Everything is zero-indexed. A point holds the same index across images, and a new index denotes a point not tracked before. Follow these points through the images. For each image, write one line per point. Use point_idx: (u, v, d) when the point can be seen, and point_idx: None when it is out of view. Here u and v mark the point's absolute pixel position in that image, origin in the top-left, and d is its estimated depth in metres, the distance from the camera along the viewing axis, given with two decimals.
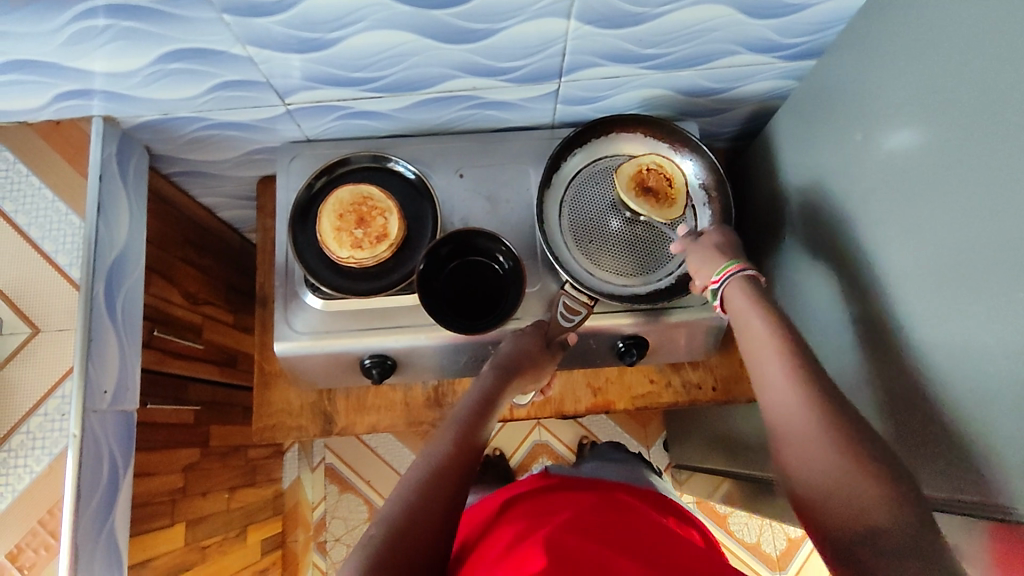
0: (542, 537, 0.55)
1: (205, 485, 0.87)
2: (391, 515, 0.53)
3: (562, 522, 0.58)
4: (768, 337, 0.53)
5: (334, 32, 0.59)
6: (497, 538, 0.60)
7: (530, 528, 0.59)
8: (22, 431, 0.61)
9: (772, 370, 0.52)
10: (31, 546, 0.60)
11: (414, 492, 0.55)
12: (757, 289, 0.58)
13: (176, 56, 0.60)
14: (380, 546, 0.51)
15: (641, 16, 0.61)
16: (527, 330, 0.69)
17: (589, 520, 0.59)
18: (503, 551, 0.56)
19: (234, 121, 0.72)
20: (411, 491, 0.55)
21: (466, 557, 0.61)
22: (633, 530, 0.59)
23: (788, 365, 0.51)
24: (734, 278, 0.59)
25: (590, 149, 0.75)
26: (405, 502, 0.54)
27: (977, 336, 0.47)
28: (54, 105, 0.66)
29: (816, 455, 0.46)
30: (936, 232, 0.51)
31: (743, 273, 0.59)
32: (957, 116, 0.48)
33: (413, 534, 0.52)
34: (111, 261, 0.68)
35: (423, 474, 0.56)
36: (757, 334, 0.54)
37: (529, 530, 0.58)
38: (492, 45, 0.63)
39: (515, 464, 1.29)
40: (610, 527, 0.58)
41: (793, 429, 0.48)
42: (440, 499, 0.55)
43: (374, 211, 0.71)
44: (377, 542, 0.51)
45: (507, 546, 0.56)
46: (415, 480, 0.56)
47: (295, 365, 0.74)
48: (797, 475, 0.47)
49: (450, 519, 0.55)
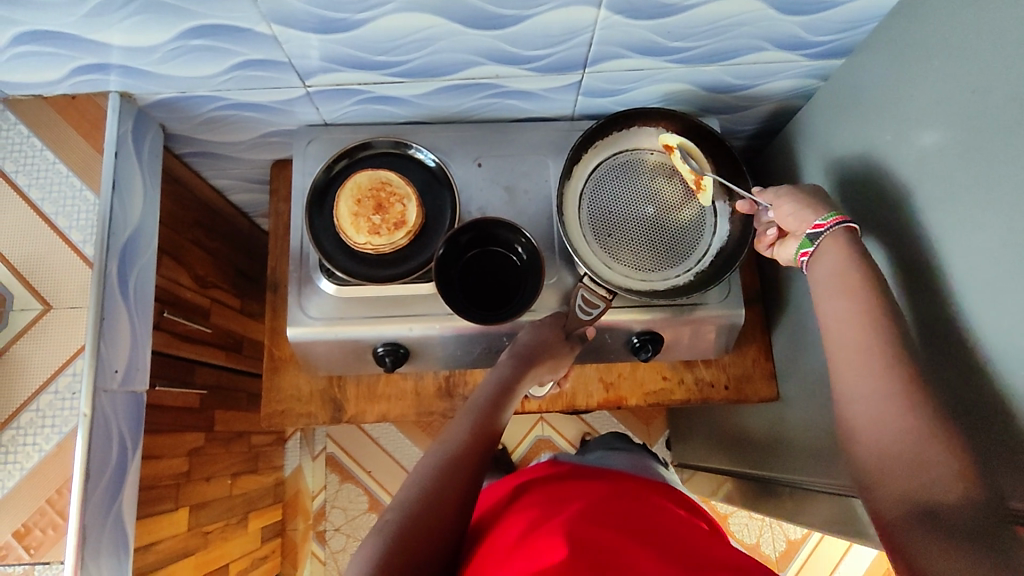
0: (560, 527, 0.54)
1: (208, 470, 0.86)
2: (407, 502, 0.53)
3: (579, 512, 0.58)
4: (838, 320, 0.52)
5: (361, 13, 0.58)
6: (512, 524, 0.60)
7: (545, 516, 0.58)
8: (31, 409, 0.60)
9: (840, 354, 0.51)
10: (38, 525, 0.59)
11: (432, 477, 0.54)
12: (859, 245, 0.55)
13: (199, 32, 0.59)
14: (394, 532, 0.50)
15: (671, 7, 0.60)
16: (546, 321, 0.69)
17: (609, 512, 0.58)
18: (519, 538, 0.55)
19: (253, 102, 0.71)
20: (427, 477, 0.54)
21: (482, 540, 0.61)
22: (653, 525, 0.58)
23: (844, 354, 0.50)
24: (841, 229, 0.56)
25: (612, 142, 0.75)
26: (423, 487, 0.54)
27: (1008, 338, 0.47)
28: (71, 79, 0.64)
29: (879, 435, 0.46)
30: (967, 235, 0.51)
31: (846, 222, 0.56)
32: (992, 117, 0.48)
33: (428, 521, 0.52)
34: (125, 239, 0.67)
35: (440, 461, 0.56)
36: (829, 317, 0.53)
37: (546, 519, 0.58)
38: (520, 32, 0.62)
39: (517, 459, 1.29)
40: (630, 521, 0.57)
41: (859, 407, 0.48)
42: (457, 486, 0.55)
43: (392, 198, 0.70)
44: (392, 528, 0.51)
45: (522, 533, 0.56)
46: (431, 467, 0.55)
47: (307, 350, 0.73)
48: (858, 452, 0.47)
49: (466, 508, 0.54)
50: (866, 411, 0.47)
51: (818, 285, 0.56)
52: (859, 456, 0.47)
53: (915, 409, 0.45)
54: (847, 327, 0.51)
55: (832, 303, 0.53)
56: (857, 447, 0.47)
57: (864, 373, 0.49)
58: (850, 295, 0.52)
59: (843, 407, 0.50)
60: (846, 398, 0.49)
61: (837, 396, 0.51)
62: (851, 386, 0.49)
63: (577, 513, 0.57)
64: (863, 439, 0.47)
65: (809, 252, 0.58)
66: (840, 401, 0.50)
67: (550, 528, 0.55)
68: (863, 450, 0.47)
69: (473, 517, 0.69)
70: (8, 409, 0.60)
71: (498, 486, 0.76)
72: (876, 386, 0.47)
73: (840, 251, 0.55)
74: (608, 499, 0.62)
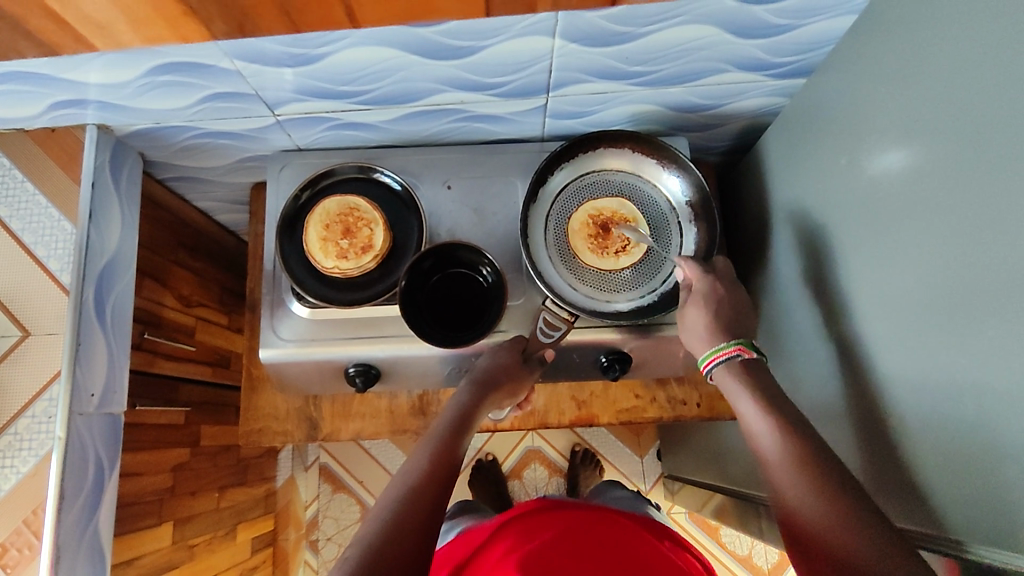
0: (526, 558, 0.61)
1: (194, 485, 0.88)
2: (367, 535, 0.52)
3: (546, 542, 0.64)
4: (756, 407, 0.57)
5: (322, 48, 0.59)
6: (490, 552, 0.66)
7: (518, 544, 0.65)
8: (10, 432, 0.64)
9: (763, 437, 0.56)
10: (15, 545, 0.63)
11: (392, 507, 0.54)
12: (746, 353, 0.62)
13: (166, 69, 0.60)
14: (354, 567, 0.49)
15: (627, 35, 0.61)
16: (505, 345, 0.70)
17: (574, 543, 0.64)
18: (493, 566, 0.63)
19: (225, 130, 0.73)
20: (390, 508, 0.54)
21: (466, 566, 0.67)
22: (615, 558, 0.63)
23: (773, 431, 0.55)
24: (722, 363, 0.63)
25: (576, 165, 0.76)
26: (383, 519, 0.53)
27: (957, 368, 0.47)
28: (50, 113, 0.66)
29: (821, 527, 0.48)
30: (919, 262, 0.51)
31: (733, 358, 0.62)
32: (939, 147, 0.48)
33: (390, 549, 0.50)
34: (103, 266, 0.70)
35: (399, 492, 0.56)
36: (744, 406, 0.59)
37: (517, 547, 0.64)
38: (478, 61, 0.63)
39: (506, 470, 1.30)
40: (595, 550, 0.63)
41: (792, 492, 0.51)
42: (418, 512, 0.54)
43: (360, 222, 0.72)
44: (354, 557, 0.50)
45: (497, 561, 0.63)
46: (392, 500, 0.55)
47: (281, 371, 0.75)
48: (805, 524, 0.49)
49: (431, 536, 0.54)
50: (803, 485, 0.51)
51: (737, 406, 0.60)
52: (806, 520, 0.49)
53: (838, 492, 0.49)
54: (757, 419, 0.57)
55: (751, 412, 0.58)
56: (805, 538, 0.49)
57: (789, 469, 0.52)
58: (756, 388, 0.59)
59: (782, 501, 0.52)
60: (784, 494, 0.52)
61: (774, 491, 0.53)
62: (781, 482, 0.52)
63: (545, 543, 0.64)
64: (808, 531, 0.49)
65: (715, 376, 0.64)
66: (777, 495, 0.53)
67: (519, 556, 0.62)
68: (810, 542, 0.49)
69: (458, 549, 0.73)
70: (5, 416, 0.65)
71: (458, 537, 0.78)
72: (799, 473, 0.51)
73: (731, 377, 0.61)
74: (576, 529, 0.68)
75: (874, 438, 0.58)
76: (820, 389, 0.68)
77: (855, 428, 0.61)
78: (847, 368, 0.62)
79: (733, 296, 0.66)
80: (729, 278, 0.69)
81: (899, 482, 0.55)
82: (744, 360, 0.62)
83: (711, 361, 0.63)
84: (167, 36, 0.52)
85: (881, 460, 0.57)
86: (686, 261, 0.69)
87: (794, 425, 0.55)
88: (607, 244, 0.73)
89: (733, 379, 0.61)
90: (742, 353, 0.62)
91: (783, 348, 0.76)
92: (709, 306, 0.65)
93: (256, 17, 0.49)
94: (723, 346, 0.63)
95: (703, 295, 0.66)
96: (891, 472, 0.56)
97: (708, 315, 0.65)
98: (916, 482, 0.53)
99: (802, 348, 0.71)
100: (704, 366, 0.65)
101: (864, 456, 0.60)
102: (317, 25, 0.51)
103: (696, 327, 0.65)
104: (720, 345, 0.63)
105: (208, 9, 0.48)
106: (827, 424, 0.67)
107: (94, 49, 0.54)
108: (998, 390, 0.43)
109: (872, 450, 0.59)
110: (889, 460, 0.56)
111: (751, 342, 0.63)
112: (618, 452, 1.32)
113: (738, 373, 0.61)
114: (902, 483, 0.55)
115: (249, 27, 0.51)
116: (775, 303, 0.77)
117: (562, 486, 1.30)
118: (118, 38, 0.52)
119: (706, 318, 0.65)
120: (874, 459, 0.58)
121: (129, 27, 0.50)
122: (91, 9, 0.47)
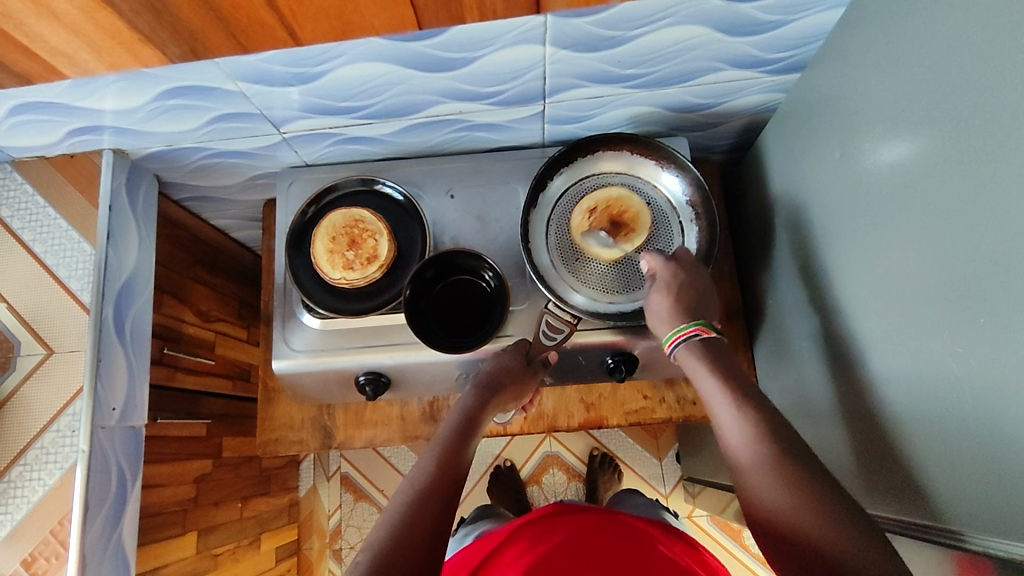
0: (547, 561, 0.62)
1: (217, 496, 0.91)
2: (377, 541, 0.52)
3: (563, 546, 0.64)
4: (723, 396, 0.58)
5: (319, 66, 0.61)
6: (505, 555, 0.66)
7: (535, 547, 0.65)
8: (36, 446, 0.66)
9: (730, 423, 0.56)
10: (43, 554, 0.64)
11: (403, 510, 0.54)
12: (716, 346, 0.63)
13: (175, 93, 0.63)
14: (369, 572, 0.49)
15: (616, 39, 0.62)
16: (508, 349, 0.71)
17: (586, 546, 0.64)
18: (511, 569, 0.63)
19: (235, 150, 0.76)
20: (402, 509, 0.54)
21: (481, 567, 0.67)
22: (628, 560, 0.63)
23: (741, 418, 0.56)
24: (682, 343, 0.64)
25: (575, 169, 0.77)
26: (397, 521, 0.53)
27: (952, 356, 0.46)
28: (68, 140, 0.70)
29: (807, 527, 0.47)
30: (911, 252, 0.51)
31: (700, 336, 0.63)
32: (925, 137, 0.48)
33: (398, 556, 0.50)
34: (120, 284, 0.74)
35: (410, 492, 0.56)
36: (712, 396, 0.59)
37: (532, 551, 0.64)
38: (472, 71, 0.64)
39: (525, 475, 1.31)
40: (609, 552, 0.64)
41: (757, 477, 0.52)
42: (430, 510, 0.55)
43: (364, 233, 0.75)
44: (368, 559, 0.50)
45: (514, 564, 0.63)
46: (402, 501, 0.56)
47: (294, 381, 0.76)
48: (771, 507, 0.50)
49: (440, 538, 0.54)
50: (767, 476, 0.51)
51: (703, 393, 0.61)
52: (769, 502, 0.50)
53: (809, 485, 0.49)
54: (723, 407, 0.58)
55: (716, 399, 0.58)
56: (796, 545, 0.47)
57: (769, 468, 0.51)
58: (722, 380, 0.59)
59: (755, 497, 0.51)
60: (772, 507, 0.50)
61: (754, 498, 0.51)
62: (759, 488, 0.51)
63: (561, 546, 0.64)
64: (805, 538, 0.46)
65: (671, 349, 0.65)
66: (761, 505, 0.51)
67: (535, 561, 0.62)
68: (803, 548, 0.46)
69: (471, 552, 0.73)
70: (15, 447, 0.66)
71: (471, 545, 0.78)
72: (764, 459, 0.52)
73: (695, 361, 0.62)
74: (592, 531, 0.68)
75: (874, 433, 0.58)
76: (824, 383, 0.67)
77: (858, 424, 0.61)
78: (847, 362, 0.62)
79: (696, 282, 0.67)
80: (692, 263, 0.69)
81: (900, 476, 0.54)
82: (703, 339, 0.63)
83: (672, 343, 0.65)
84: (129, 62, 0.54)
85: (881, 456, 0.57)
86: (650, 254, 0.70)
87: (774, 418, 0.55)
88: (597, 219, 0.74)
89: (694, 361, 0.62)
90: (701, 333, 0.64)
91: (789, 345, 0.75)
92: (673, 293, 0.66)
93: (207, 40, 0.52)
94: (683, 328, 0.64)
95: (666, 283, 0.67)
96: (891, 468, 0.56)
97: (670, 299, 0.66)
98: (913, 476, 0.52)
99: (806, 343, 0.71)
100: (666, 345, 0.66)
101: (866, 453, 0.60)
102: (267, 45, 0.53)
103: (660, 313, 0.66)
104: (681, 326, 0.64)
105: (172, 38, 0.51)
106: (832, 420, 0.67)
107: (64, 77, 0.57)
108: (989, 379, 0.43)
109: (874, 446, 0.58)
110: (890, 455, 0.56)
111: (710, 324, 0.65)
112: (636, 455, 1.32)
113: (703, 360, 0.61)
114: (902, 478, 0.54)
115: (202, 50, 0.53)
116: (781, 300, 0.77)
117: (581, 490, 1.30)
118: (86, 67, 0.55)
119: (669, 304, 0.66)
120: (876, 454, 0.58)
121: (92, 55, 0.53)
122: (57, 42, 0.51)
